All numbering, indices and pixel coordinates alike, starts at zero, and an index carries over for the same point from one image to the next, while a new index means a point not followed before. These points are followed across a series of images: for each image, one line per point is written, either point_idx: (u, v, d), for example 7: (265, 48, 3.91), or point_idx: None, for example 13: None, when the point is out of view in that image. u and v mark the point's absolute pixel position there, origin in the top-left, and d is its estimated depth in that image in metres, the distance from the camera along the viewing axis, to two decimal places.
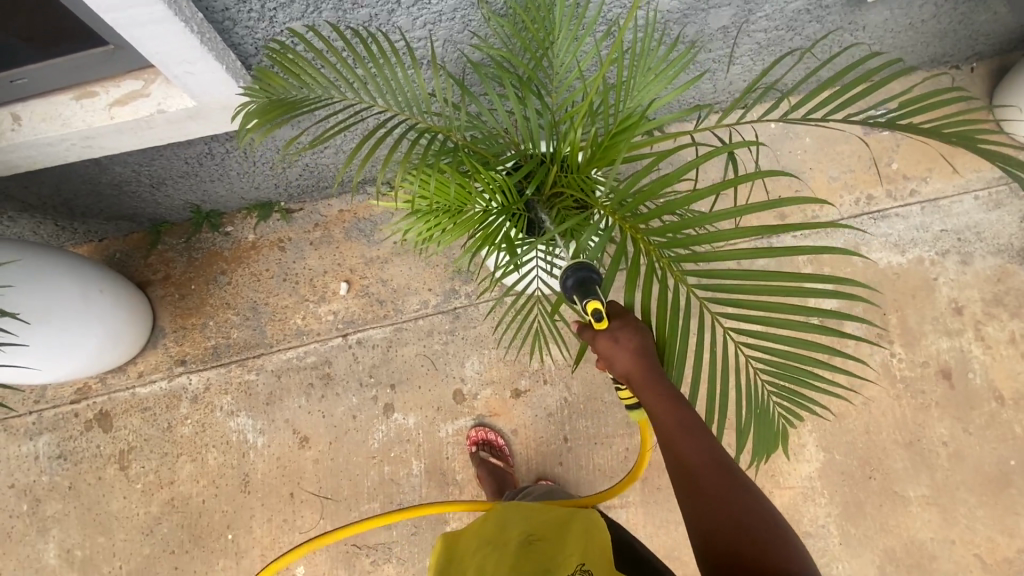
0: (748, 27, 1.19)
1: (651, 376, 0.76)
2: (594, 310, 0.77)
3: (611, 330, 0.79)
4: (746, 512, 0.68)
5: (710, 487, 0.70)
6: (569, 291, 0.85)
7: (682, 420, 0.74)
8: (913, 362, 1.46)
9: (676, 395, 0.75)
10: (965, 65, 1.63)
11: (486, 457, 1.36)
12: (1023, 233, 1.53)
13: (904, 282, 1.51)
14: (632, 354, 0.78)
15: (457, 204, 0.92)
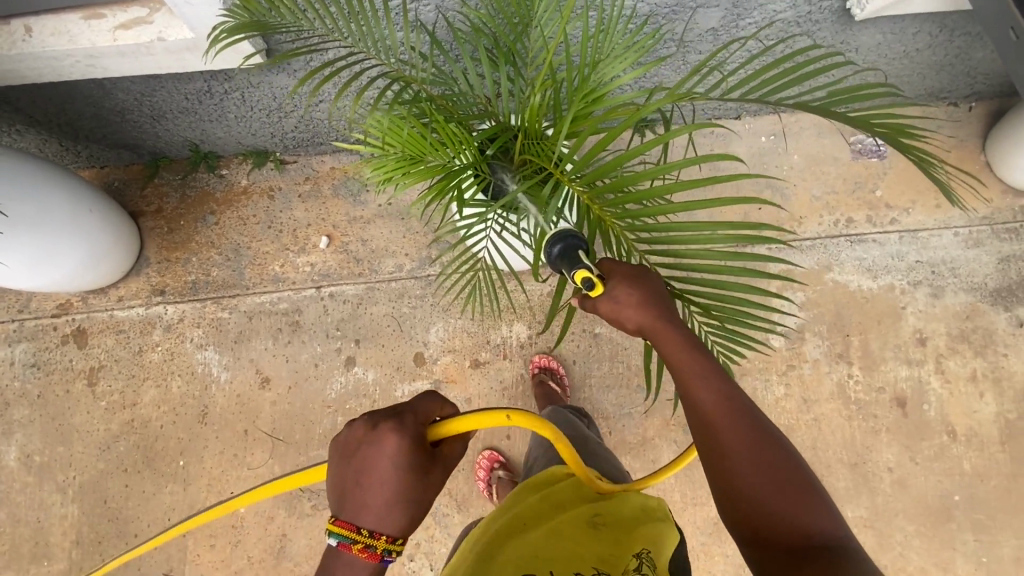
0: (736, 32, 1.22)
1: (665, 325, 0.75)
2: (582, 278, 0.75)
3: (615, 286, 0.77)
4: (766, 455, 0.70)
5: (730, 433, 0.71)
6: (556, 261, 0.87)
7: (700, 369, 0.74)
8: (870, 386, 1.47)
9: (689, 342, 0.75)
10: (963, 104, 1.64)
11: (547, 379, 1.41)
12: (998, 274, 1.53)
13: (872, 307, 1.52)
14: (640, 306, 0.76)
15: (419, 154, 0.93)
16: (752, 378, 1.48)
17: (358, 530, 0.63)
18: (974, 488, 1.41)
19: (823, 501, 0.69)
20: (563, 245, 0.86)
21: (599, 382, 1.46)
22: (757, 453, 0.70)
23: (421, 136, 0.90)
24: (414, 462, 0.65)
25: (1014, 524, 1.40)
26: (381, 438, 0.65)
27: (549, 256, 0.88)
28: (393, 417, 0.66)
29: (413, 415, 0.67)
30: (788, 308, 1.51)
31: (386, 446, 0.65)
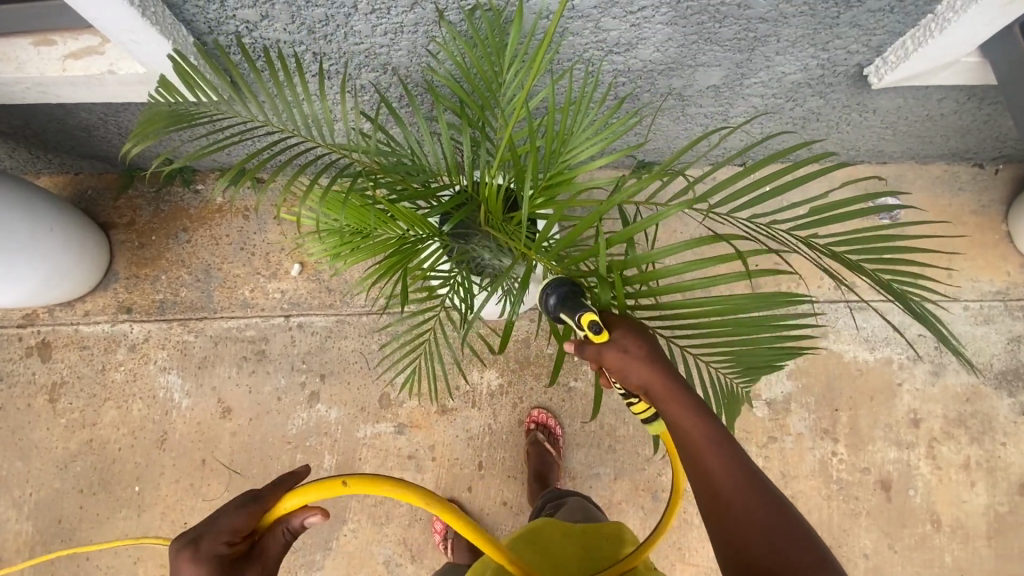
0: (741, 89, 1.12)
1: (674, 384, 0.65)
2: (590, 321, 0.65)
3: (622, 335, 0.67)
4: (784, 536, 0.60)
5: (745, 511, 0.61)
6: (551, 312, 0.74)
7: (713, 433, 0.64)
8: (854, 466, 1.40)
9: (703, 404, 0.65)
10: (990, 165, 1.52)
11: (542, 440, 1.35)
12: (1005, 356, 1.43)
13: (865, 382, 1.44)
14: (650, 360, 0.65)
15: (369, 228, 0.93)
16: None
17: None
18: None
19: None
20: (561, 294, 0.74)
21: (569, 439, 1.40)
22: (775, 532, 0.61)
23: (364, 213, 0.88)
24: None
25: None
26: (178, 568, 0.53)
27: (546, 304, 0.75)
28: (187, 544, 0.54)
29: (207, 536, 0.55)
30: (776, 376, 1.44)
31: (182, 568, 0.53)
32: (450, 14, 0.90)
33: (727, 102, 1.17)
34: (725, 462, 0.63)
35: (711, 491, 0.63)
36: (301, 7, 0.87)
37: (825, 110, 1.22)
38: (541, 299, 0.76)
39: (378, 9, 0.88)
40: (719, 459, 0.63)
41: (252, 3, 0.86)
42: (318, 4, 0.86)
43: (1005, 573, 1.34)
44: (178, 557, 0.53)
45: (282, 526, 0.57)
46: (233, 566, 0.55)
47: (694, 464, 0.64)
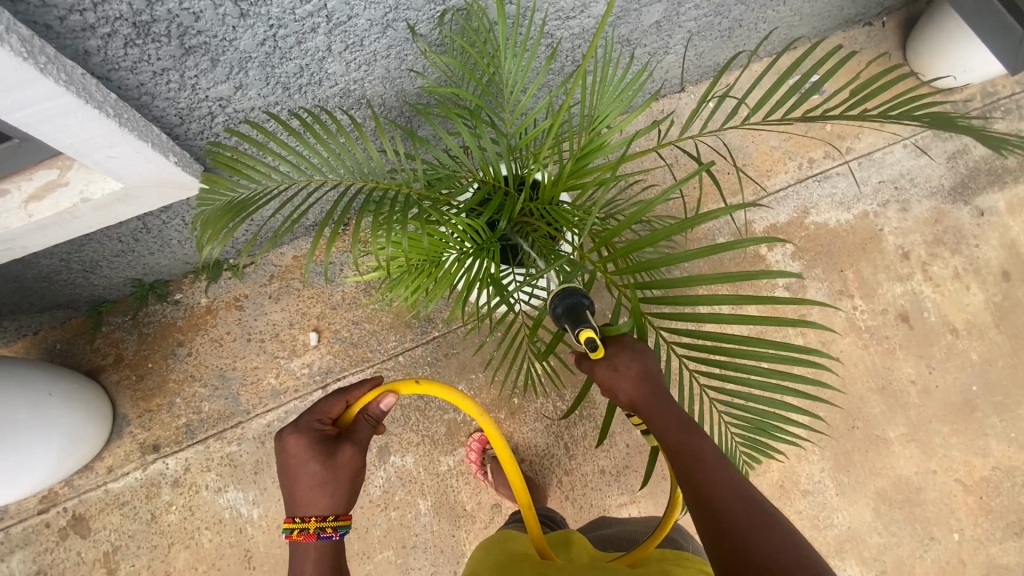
0: (678, 19, 1.21)
1: (659, 405, 0.75)
2: (588, 338, 0.74)
3: (614, 355, 0.77)
4: (776, 551, 0.62)
5: (738, 522, 0.65)
6: (557, 319, 0.81)
7: (701, 446, 0.71)
8: (874, 311, 1.55)
9: (690, 424, 0.74)
10: (877, 21, 1.72)
11: None
12: (950, 174, 1.65)
13: (855, 237, 1.60)
14: (637, 379, 0.76)
15: (435, 255, 0.97)
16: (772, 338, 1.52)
17: (294, 520, 0.78)
18: (987, 374, 1.52)
19: None
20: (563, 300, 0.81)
21: None
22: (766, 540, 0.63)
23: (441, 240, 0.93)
24: (319, 449, 0.81)
25: None
26: (286, 442, 0.82)
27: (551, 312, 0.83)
28: (292, 426, 0.84)
29: (307, 417, 0.85)
30: (783, 262, 1.57)
31: (290, 443, 0.82)
32: (420, 28, 0.91)
33: (668, 34, 1.25)
34: (716, 470, 0.69)
35: (705, 503, 0.67)
36: (275, 65, 0.84)
37: (747, 14, 1.33)
38: (550, 310, 0.83)
39: (352, 45, 0.87)
40: (710, 473, 0.69)
41: (225, 77, 0.83)
42: (292, 56, 0.84)
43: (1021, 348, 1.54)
44: (287, 430, 0.82)
45: (363, 414, 0.88)
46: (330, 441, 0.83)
47: (686, 475, 0.70)
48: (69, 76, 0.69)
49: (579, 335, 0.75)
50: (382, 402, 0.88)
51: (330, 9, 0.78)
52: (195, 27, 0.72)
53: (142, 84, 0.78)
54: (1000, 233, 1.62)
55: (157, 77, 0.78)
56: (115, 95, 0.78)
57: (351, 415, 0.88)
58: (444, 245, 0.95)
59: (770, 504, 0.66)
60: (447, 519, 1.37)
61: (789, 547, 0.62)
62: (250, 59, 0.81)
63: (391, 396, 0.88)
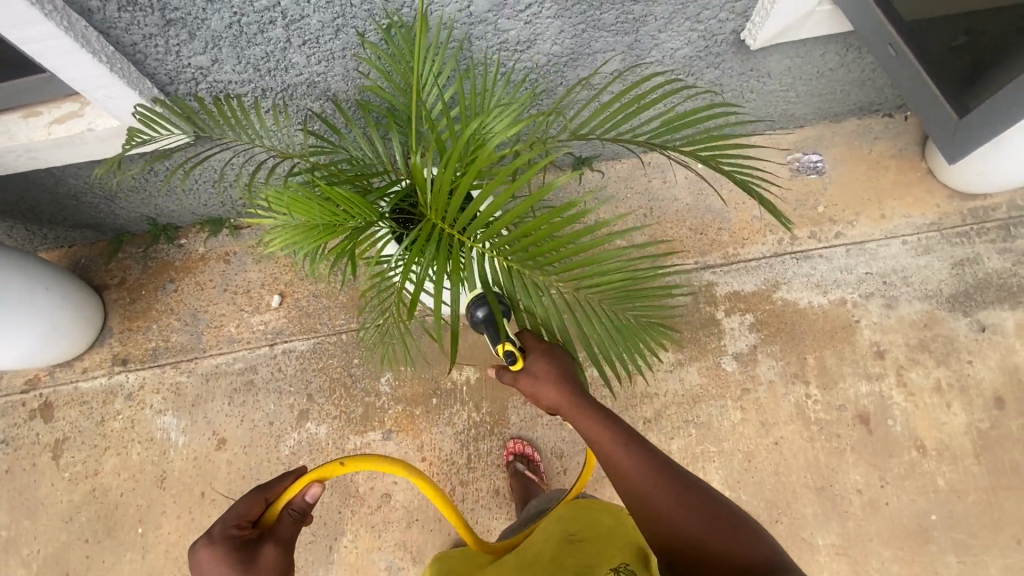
0: (641, 71, 1.28)
1: (578, 402, 0.92)
2: (506, 351, 0.93)
3: (536, 365, 0.95)
4: (691, 506, 0.82)
5: (657, 492, 0.84)
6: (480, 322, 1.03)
7: (614, 433, 0.90)
8: (830, 405, 1.43)
9: (605, 413, 0.91)
10: (899, 114, 1.68)
11: (521, 469, 1.39)
12: (952, 280, 1.52)
13: (826, 322, 1.50)
14: (557, 383, 0.93)
15: (320, 221, 0.97)
16: (707, 404, 1.46)
17: None
18: (952, 506, 1.35)
19: (757, 531, 0.79)
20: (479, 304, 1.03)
21: (550, 421, 1.46)
22: (675, 495, 0.83)
23: (313, 204, 0.94)
24: (235, 558, 0.76)
25: (999, 540, 1.33)
26: (204, 554, 0.76)
27: (472, 317, 1.06)
28: (205, 536, 0.78)
29: (220, 526, 0.80)
30: (738, 331, 1.51)
31: (208, 558, 0.76)
32: (370, 36, 1.06)
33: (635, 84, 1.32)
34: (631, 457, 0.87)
35: (629, 485, 0.87)
36: (243, 47, 1.03)
37: (725, 79, 1.38)
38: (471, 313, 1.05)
39: (309, 41, 1.04)
40: (627, 458, 0.87)
41: (203, 50, 1.03)
42: (257, 42, 1.02)
43: (1001, 487, 1.36)
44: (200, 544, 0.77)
45: (288, 508, 0.83)
46: (249, 542, 0.78)
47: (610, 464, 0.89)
48: (71, 24, 0.91)
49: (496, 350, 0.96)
50: (308, 494, 0.84)
51: (283, 7, 0.96)
52: (172, 4, 0.93)
53: (136, 44, 0.99)
54: (1001, 355, 1.45)
55: (147, 40, 0.99)
56: (114, 49, 1.00)
57: (274, 512, 0.83)
58: (335, 214, 0.96)
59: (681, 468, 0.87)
60: (339, 494, 1.43)
61: (700, 498, 0.83)
62: (220, 38, 1.00)
63: (317, 484, 0.84)
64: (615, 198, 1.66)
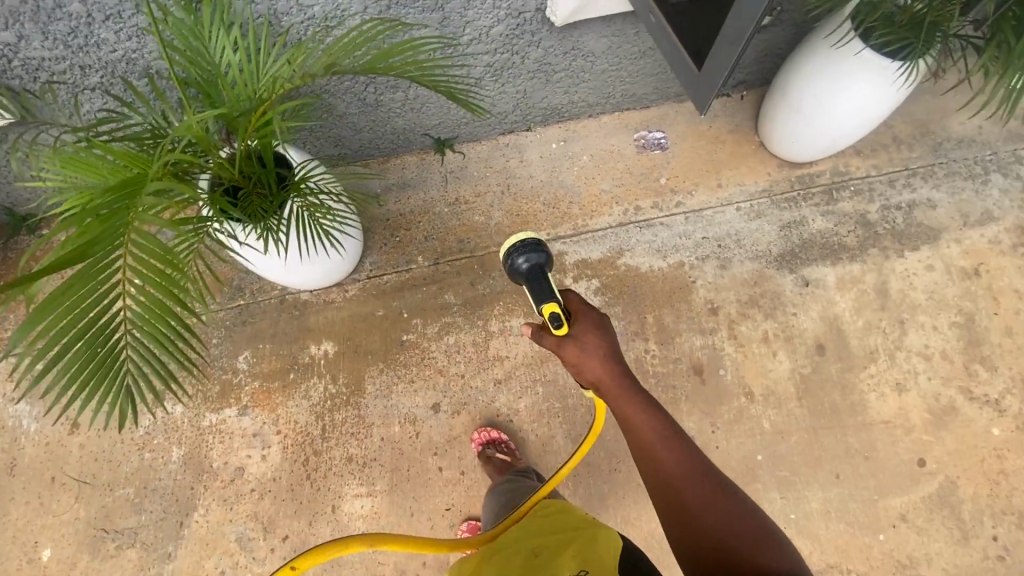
0: (463, 48, 1.37)
1: (623, 388, 0.93)
2: (553, 314, 0.91)
3: (582, 336, 0.93)
4: (726, 512, 0.86)
5: (696, 493, 0.88)
6: (517, 271, 0.99)
7: (656, 426, 0.92)
8: (666, 358, 1.54)
9: (652, 404, 0.93)
10: (736, 94, 1.83)
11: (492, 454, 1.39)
12: (779, 241, 1.65)
13: (663, 284, 1.63)
14: (604, 361, 0.93)
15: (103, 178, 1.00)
16: (555, 363, 1.53)
17: None
18: (776, 446, 1.45)
19: (783, 544, 0.85)
20: (523, 252, 0.98)
21: (405, 388, 1.51)
22: (707, 497, 0.88)
23: (96, 163, 0.99)
24: None
25: (819, 476, 1.43)
26: None
27: (512, 265, 1.00)
28: None
29: None
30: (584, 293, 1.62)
31: None
32: None
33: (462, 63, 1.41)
34: (675, 455, 0.91)
35: (666, 480, 0.90)
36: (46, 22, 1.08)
37: (551, 58, 1.49)
38: (508, 258, 1.00)
39: (111, 16, 1.10)
40: (670, 455, 0.91)
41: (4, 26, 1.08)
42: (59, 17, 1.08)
43: (821, 427, 1.46)
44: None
45: None
46: None
47: (652, 456, 0.92)
48: None
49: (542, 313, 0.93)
50: None
51: None
52: None
53: None
54: (823, 306, 1.58)
55: None
56: None
57: None
58: (122, 172, 1.01)
59: (721, 474, 0.91)
60: (193, 470, 1.45)
61: (735, 506, 0.88)
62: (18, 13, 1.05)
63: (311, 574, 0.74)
64: (474, 176, 1.73)
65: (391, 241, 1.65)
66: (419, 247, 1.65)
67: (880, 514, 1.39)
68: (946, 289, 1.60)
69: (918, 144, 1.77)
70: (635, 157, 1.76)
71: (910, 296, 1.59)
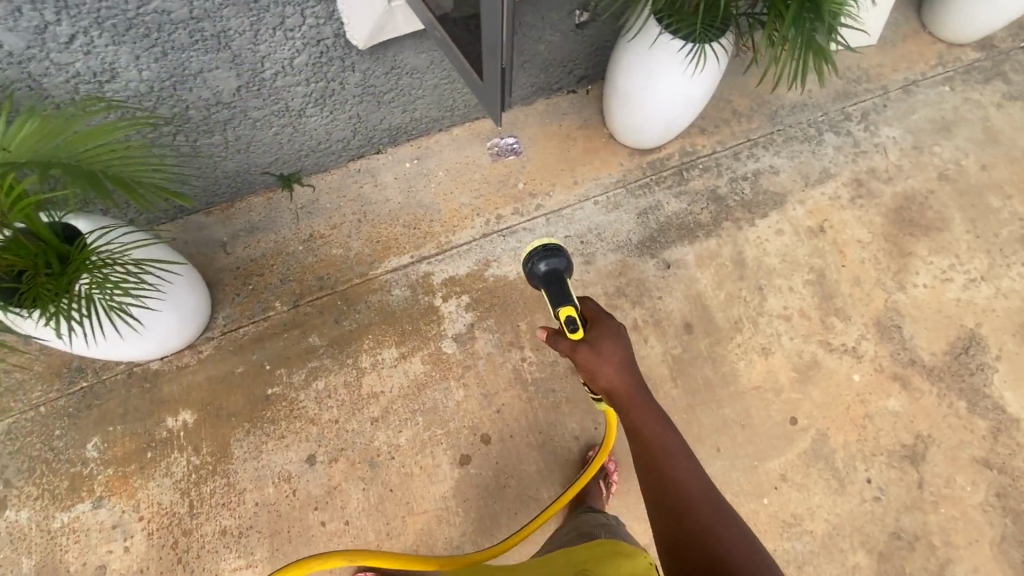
0: (269, 83, 1.30)
1: (636, 395, 0.97)
2: (568, 317, 1.02)
3: (602, 342, 1.00)
4: (728, 538, 0.82)
5: (699, 511, 0.86)
6: (536, 273, 1.18)
7: (667, 437, 0.94)
8: (543, 363, 1.52)
9: (661, 418, 0.95)
10: (581, 88, 1.85)
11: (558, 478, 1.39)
12: (638, 229, 1.68)
13: (533, 289, 1.61)
14: (618, 367, 0.98)
15: None
16: (431, 389, 1.48)
17: None
18: None
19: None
20: (543, 257, 1.18)
21: (277, 445, 1.44)
22: (711, 519, 0.85)
23: None
24: None
25: (700, 453, 1.46)
26: None
27: (531, 269, 1.18)
28: None
29: None
30: (455, 313, 1.57)
31: None
32: None
33: (275, 97, 1.35)
34: (683, 470, 0.90)
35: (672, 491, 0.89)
36: None
37: (373, 80, 1.44)
38: (529, 262, 1.19)
39: None
40: (681, 468, 0.91)
41: None
42: None
43: (697, 405, 1.50)
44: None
45: None
46: None
47: (659, 465, 0.92)
48: None
49: (559, 316, 1.04)
50: None
51: None
52: None
53: None
54: (686, 285, 1.62)
55: None
56: None
57: None
58: None
59: (727, 506, 0.87)
60: None
61: (738, 537, 0.83)
62: None
63: None
64: (327, 208, 1.66)
65: (244, 290, 1.57)
66: (276, 292, 1.57)
67: (762, 478, 1.44)
68: (797, 250, 1.67)
69: (756, 114, 1.84)
70: (491, 165, 1.75)
71: (765, 262, 1.65)
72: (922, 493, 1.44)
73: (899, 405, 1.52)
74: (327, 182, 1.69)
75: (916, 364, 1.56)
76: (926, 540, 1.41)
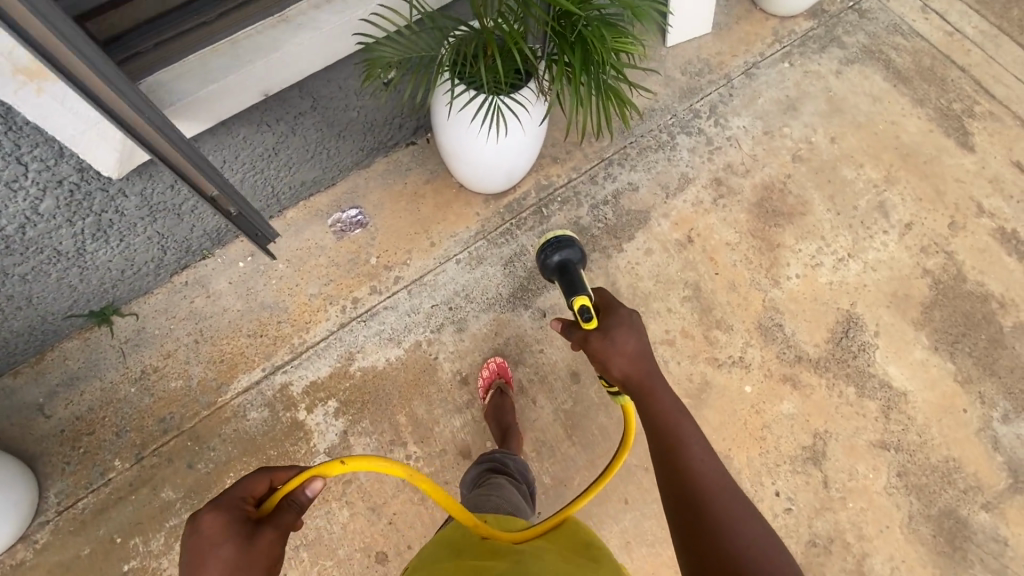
0: (20, 236, 1.16)
1: (653, 383, 0.81)
2: (583, 306, 0.84)
3: (617, 332, 0.82)
4: (750, 541, 0.70)
5: (720, 511, 0.73)
6: (548, 262, 1.01)
7: (683, 424, 0.80)
8: (430, 455, 1.41)
9: (679, 408, 0.81)
10: (420, 138, 1.71)
11: None
12: (507, 281, 1.58)
13: (406, 374, 1.48)
14: (632, 357, 0.81)
15: None
16: (312, 516, 1.34)
17: None
18: (561, 499, 1.39)
19: None
20: (556, 248, 1.00)
21: None
22: (734, 517, 0.72)
23: None
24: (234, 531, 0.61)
25: (609, 510, 1.39)
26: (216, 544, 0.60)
27: (546, 259, 1.01)
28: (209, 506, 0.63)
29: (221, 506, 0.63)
30: (324, 423, 1.42)
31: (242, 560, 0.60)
32: None
33: (38, 245, 1.21)
34: (701, 463, 0.77)
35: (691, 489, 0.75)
36: None
37: (161, 196, 1.28)
38: (542, 256, 1.02)
39: None
40: (701, 461, 0.77)
41: None
42: None
43: (597, 458, 1.43)
44: (199, 512, 0.62)
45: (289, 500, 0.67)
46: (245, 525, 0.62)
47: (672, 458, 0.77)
48: None
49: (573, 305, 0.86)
50: (309, 488, 0.67)
51: None
52: None
53: None
54: None
55: None
56: None
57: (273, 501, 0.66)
58: None
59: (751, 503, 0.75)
60: None
61: (760, 540, 0.70)
62: None
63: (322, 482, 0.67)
64: (157, 336, 1.47)
65: (75, 456, 1.37)
66: (113, 449, 1.38)
67: None
68: (669, 267, 1.63)
69: None
70: (337, 244, 1.59)
71: (639, 288, 1.60)
72: (829, 492, 1.44)
73: (794, 407, 1.50)
74: (151, 304, 1.49)
75: (803, 360, 1.55)
76: (841, 539, 1.40)
